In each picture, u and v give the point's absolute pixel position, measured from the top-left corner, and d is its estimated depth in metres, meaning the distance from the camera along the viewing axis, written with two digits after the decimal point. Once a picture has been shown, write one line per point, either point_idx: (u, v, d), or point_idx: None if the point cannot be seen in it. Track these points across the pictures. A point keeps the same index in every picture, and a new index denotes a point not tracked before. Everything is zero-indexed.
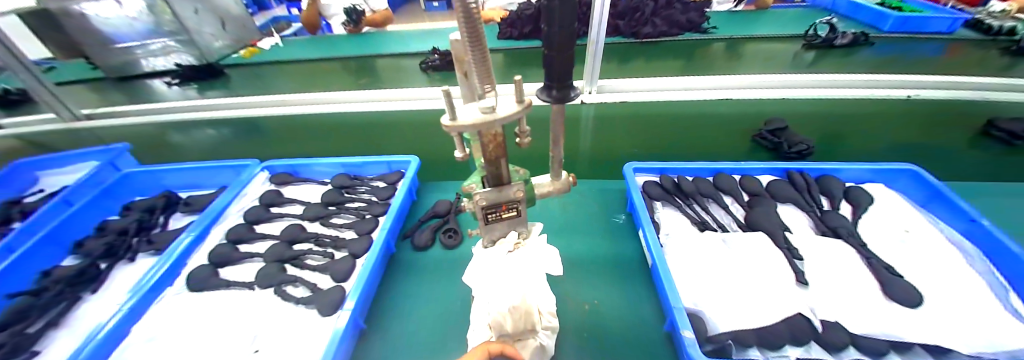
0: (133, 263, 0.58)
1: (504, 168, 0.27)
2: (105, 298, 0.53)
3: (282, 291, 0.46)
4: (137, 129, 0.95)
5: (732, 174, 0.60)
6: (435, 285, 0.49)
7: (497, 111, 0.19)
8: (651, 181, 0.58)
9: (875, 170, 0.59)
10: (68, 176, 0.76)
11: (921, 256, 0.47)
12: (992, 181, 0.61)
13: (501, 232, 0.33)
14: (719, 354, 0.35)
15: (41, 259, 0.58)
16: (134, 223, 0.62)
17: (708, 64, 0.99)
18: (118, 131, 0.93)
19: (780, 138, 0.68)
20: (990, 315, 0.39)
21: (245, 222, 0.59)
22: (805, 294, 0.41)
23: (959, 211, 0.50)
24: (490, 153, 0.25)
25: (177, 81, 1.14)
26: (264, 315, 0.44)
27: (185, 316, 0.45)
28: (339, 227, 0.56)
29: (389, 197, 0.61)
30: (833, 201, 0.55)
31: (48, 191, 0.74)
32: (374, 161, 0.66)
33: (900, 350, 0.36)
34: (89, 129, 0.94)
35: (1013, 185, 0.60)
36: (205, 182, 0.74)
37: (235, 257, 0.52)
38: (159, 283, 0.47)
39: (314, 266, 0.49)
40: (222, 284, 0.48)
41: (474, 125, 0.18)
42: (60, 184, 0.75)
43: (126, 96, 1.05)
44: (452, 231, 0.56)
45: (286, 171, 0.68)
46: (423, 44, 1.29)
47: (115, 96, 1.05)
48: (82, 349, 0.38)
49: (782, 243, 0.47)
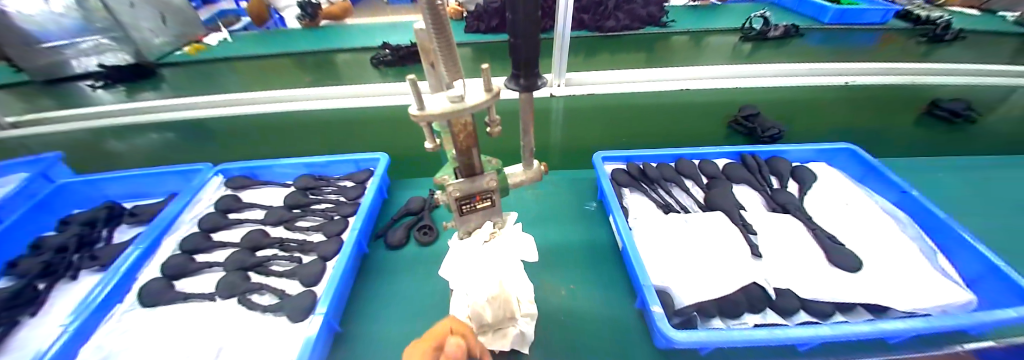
0: (76, 282, 0.53)
1: (475, 157, 0.27)
2: (46, 322, 0.47)
3: (247, 300, 0.44)
4: (69, 136, 0.85)
5: (692, 159, 0.63)
6: (416, 282, 0.48)
7: (464, 99, 0.18)
8: (620, 169, 0.60)
9: (818, 150, 0.64)
10: None
11: (860, 224, 0.52)
12: (907, 160, 0.71)
13: (475, 223, 0.33)
14: (687, 325, 0.38)
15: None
16: (73, 238, 0.56)
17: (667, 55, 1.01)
18: (46, 139, 0.83)
19: (753, 123, 0.72)
20: (921, 273, 0.44)
21: (200, 230, 0.55)
22: (759, 265, 0.45)
23: (890, 183, 0.57)
24: (461, 143, 0.25)
25: (102, 83, 1.03)
26: (229, 326, 0.41)
27: (142, 333, 0.42)
28: (306, 230, 0.54)
29: (358, 197, 0.59)
30: (781, 180, 0.60)
31: None
32: (340, 160, 0.63)
33: (844, 311, 0.41)
34: (13, 139, 0.83)
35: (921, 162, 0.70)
36: (156, 190, 0.69)
37: (191, 268, 0.48)
38: (107, 300, 0.43)
39: (280, 272, 0.47)
40: (179, 297, 0.45)
41: (444, 113, 0.18)
42: None
43: (55, 100, 0.94)
44: (427, 227, 0.56)
45: (243, 174, 0.64)
46: (376, 40, 1.23)
47: (42, 101, 0.94)
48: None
49: (738, 219, 0.51)
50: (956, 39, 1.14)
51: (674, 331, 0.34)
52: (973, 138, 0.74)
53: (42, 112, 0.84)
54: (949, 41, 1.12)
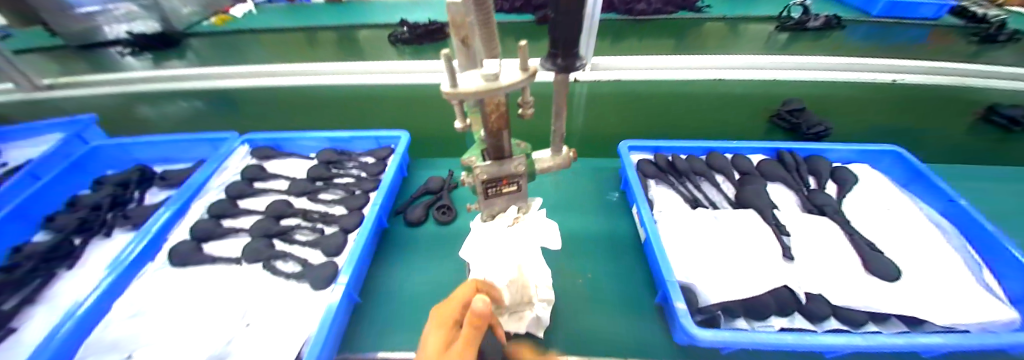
0: (109, 239, 0.55)
1: (506, 140, 0.25)
2: (80, 275, 0.50)
3: (272, 266, 0.44)
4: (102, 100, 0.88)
5: (725, 153, 0.60)
6: (432, 260, 0.49)
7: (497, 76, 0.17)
8: (646, 160, 0.58)
9: (859, 151, 0.60)
10: (36, 149, 0.70)
11: (902, 232, 0.49)
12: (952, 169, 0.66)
13: (500, 206, 0.31)
14: (709, 324, 0.37)
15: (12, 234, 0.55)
16: (108, 198, 0.59)
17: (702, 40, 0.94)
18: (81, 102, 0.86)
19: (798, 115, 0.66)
20: (965, 287, 0.41)
21: (226, 197, 0.56)
22: (790, 268, 0.43)
23: (937, 190, 0.53)
24: (492, 125, 0.23)
25: (130, 50, 1.04)
26: (251, 290, 0.42)
27: (170, 291, 0.43)
28: (327, 202, 0.55)
29: (379, 173, 0.59)
30: (819, 180, 0.57)
31: (13, 165, 0.68)
32: (362, 135, 0.63)
33: (877, 321, 0.38)
34: None
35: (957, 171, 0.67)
36: (184, 156, 0.71)
37: (219, 232, 0.50)
38: (140, 258, 0.45)
39: (303, 241, 0.48)
40: (208, 259, 0.46)
41: (477, 92, 0.16)
42: (27, 157, 0.69)
43: (89, 64, 0.96)
44: (445, 207, 0.56)
45: (268, 145, 0.65)
46: (394, 17, 1.21)
47: (76, 64, 0.96)
48: (63, 323, 0.36)
49: (772, 219, 0.48)
50: (1013, 39, 1.04)
51: (697, 328, 0.33)
52: None
53: (78, 75, 0.86)
54: (1002, 43, 1.02)
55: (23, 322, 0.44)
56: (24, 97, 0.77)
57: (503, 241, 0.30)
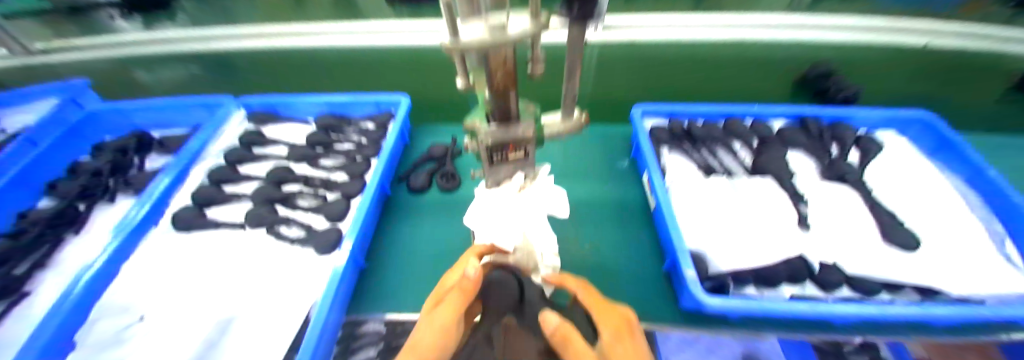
0: (113, 205, 0.55)
1: (513, 100, 0.19)
2: (85, 241, 0.50)
3: (276, 231, 0.44)
4: None
5: (744, 118, 0.57)
6: (437, 226, 0.48)
7: (508, 28, 0.10)
8: (659, 126, 0.55)
9: (887, 117, 0.56)
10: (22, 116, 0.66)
11: (923, 203, 0.47)
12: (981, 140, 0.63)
13: (506, 174, 0.26)
14: (717, 291, 0.35)
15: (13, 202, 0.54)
16: (107, 164, 0.59)
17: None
18: None
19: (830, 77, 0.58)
20: (985, 259, 0.40)
21: (226, 163, 0.55)
22: (806, 236, 0.41)
23: (965, 159, 0.50)
24: (497, 84, 0.17)
25: None
26: (257, 255, 0.42)
27: (176, 256, 0.43)
28: (328, 169, 0.53)
29: (379, 139, 0.57)
30: (842, 147, 0.54)
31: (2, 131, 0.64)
32: (361, 100, 0.60)
33: (892, 290, 0.37)
34: None
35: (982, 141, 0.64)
36: (181, 121, 0.69)
37: (221, 198, 0.49)
38: (145, 221, 0.45)
39: (306, 207, 0.47)
40: (211, 225, 0.46)
41: (482, 46, 0.10)
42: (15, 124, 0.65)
43: None
44: (449, 175, 0.54)
45: (264, 110, 0.62)
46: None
47: None
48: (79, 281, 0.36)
49: (789, 187, 0.46)
50: None
51: (707, 297, 0.32)
52: None
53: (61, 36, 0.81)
54: None
55: (36, 285, 0.45)
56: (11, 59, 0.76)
57: (510, 207, 0.28)
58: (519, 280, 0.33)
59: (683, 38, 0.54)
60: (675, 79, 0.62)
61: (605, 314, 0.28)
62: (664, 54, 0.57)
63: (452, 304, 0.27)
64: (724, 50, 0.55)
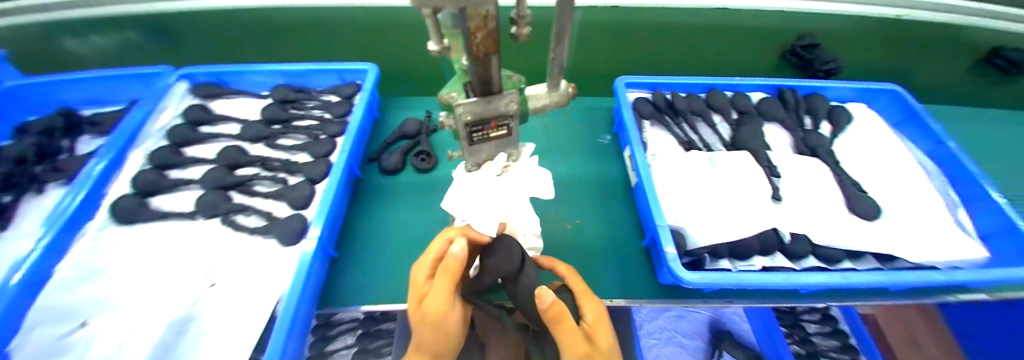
0: (43, 196, 0.49)
1: (498, 70, 0.17)
2: (18, 237, 0.44)
3: (233, 221, 0.40)
4: None
5: (724, 91, 0.56)
6: (413, 210, 0.46)
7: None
8: (642, 98, 0.53)
9: (860, 89, 0.57)
10: None
11: (888, 173, 0.49)
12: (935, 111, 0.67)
13: (487, 154, 0.25)
14: (693, 266, 0.38)
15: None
16: (32, 149, 0.51)
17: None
18: None
19: (815, 47, 0.56)
20: (941, 227, 0.42)
21: (169, 144, 0.49)
22: (777, 208, 0.43)
23: (928, 132, 0.52)
24: (477, 49, 0.14)
25: None
26: (213, 247, 0.39)
27: (122, 248, 0.39)
28: (288, 149, 0.48)
29: (345, 115, 0.52)
30: (816, 120, 0.54)
31: None
32: (321, 69, 0.54)
33: (853, 258, 0.40)
34: None
35: (942, 112, 0.67)
36: (119, 96, 0.60)
37: (165, 185, 0.44)
38: (79, 213, 0.40)
39: (265, 193, 0.43)
40: (157, 216, 0.42)
41: None
42: None
43: None
44: (424, 154, 0.51)
45: (211, 81, 0.55)
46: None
47: None
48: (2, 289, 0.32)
49: (764, 161, 0.47)
50: None
51: (685, 272, 0.33)
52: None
53: None
54: None
55: None
56: None
57: (492, 190, 0.26)
58: (521, 254, 0.30)
59: (671, 4, 0.51)
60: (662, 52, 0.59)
61: (591, 301, 0.28)
62: (653, 24, 0.54)
63: (442, 289, 0.23)
64: (712, 17, 0.53)
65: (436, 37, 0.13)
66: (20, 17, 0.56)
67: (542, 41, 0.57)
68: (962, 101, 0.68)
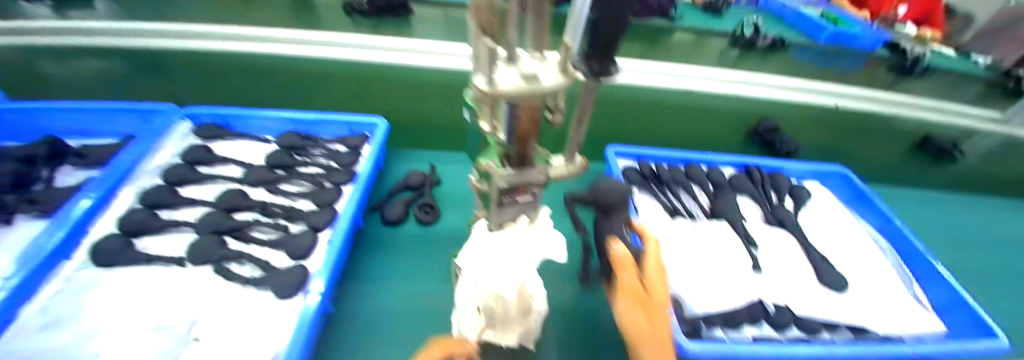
0: (12, 227, 0.46)
1: (532, 145, 0.20)
2: None
3: (225, 269, 0.39)
4: None
5: (700, 164, 0.62)
6: (415, 264, 0.46)
7: (541, 78, 0.11)
8: (631, 167, 0.58)
9: (813, 171, 0.65)
10: None
11: (849, 248, 0.55)
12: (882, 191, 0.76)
13: (510, 216, 0.26)
14: (693, 334, 0.38)
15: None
16: (9, 177, 0.49)
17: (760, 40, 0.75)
18: None
19: (773, 133, 0.66)
20: (898, 301, 0.47)
21: (165, 182, 0.48)
22: (757, 277, 0.46)
23: (878, 212, 0.60)
24: (520, 129, 0.17)
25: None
26: (201, 296, 0.37)
27: (96, 291, 0.36)
28: (291, 195, 0.48)
29: (352, 164, 0.53)
30: (780, 195, 0.61)
31: None
32: (330, 119, 0.56)
33: (831, 329, 0.41)
34: None
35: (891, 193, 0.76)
36: (116, 129, 0.59)
37: (156, 226, 0.43)
38: (59, 253, 0.38)
39: (264, 240, 0.42)
40: (142, 259, 0.40)
41: (517, 93, 0.10)
42: None
43: None
44: (428, 206, 0.53)
45: (215, 122, 0.55)
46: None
47: None
48: None
49: (741, 231, 0.51)
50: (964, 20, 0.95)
51: (687, 342, 0.34)
52: (964, 179, 0.77)
53: None
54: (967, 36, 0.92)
55: None
56: None
57: (515, 246, 0.28)
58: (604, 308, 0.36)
59: (655, 85, 0.58)
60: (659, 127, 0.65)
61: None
62: (655, 107, 0.60)
63: None
64: (692, 100, 0.59)
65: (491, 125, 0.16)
66: (24, 36, 0.53)
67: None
68: (904, 185, 0.78)
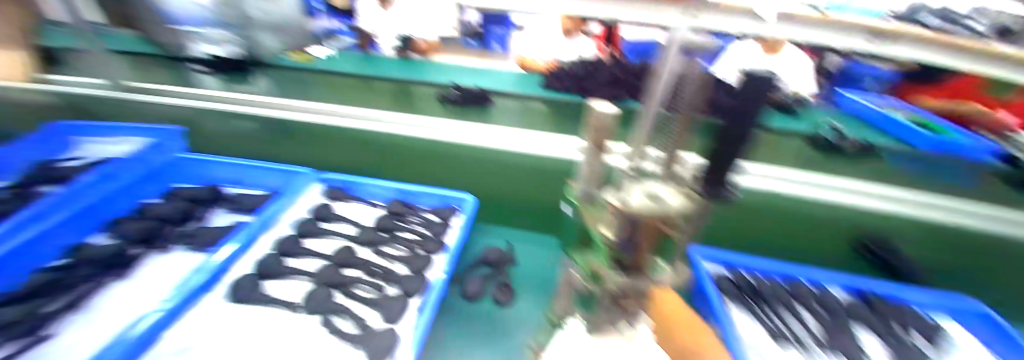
0: (167, 254, 0.55)
1: (647, 258, 0.26)
2: (132, 285, 0.50)
3: (331, 322, 0.43)
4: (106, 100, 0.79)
5: (804, 281, 0.56)
6: (491, 349, 0.45)
7: (663, 199, 0.21)
8: (722, 275, 0.55)
9: (944, 305, 0.54)
10: (111, 148, 0.71)
11: None
12: None
13: (611, 318, 0.31)
14: None
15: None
16: (179, 213, 0.60)
17: (843, 146, 0.75)
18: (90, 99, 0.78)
19: (892, 250, 0.58)
20: None
21: (294, 234, 0.56)
22: None
23: None
24: (641, 243, 0.24)
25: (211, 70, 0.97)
26: (306, 348, 0.40)
27: (225, 327, 0.42)
28: (390, 258, 0.53)
29: (442, 234, 0.58)
30: (912, 333, 0.51)
31: (87, 160, 0.69)
32: (430, 192, 0.64)
33: None
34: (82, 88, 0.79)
35: None
36: (257, 182, 0.70)
37: (282, 271, 0.49)
38: (202, 286, 0.44)
39: (364, 298, 0.46)
40: (265, 300, 0.45)
41: (647, 209, 0.20)
42: (101, 154, 0.70)
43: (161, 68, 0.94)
44: (504, 285, 0.53)
45: (340, 186, 0.66)
46: (443, 76, 1.07)
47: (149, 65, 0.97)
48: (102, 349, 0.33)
49: None
50: None
51: None
52: None
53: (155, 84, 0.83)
54: None
55: (60, 331, 0.43)
56: (109, 95, 0.78)
57: None
58: None
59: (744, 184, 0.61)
60: (768, 234, 0.62)
61: None
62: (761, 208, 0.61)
63: None
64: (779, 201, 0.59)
65: (610, 229, 0.24)
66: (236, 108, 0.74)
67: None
68: None
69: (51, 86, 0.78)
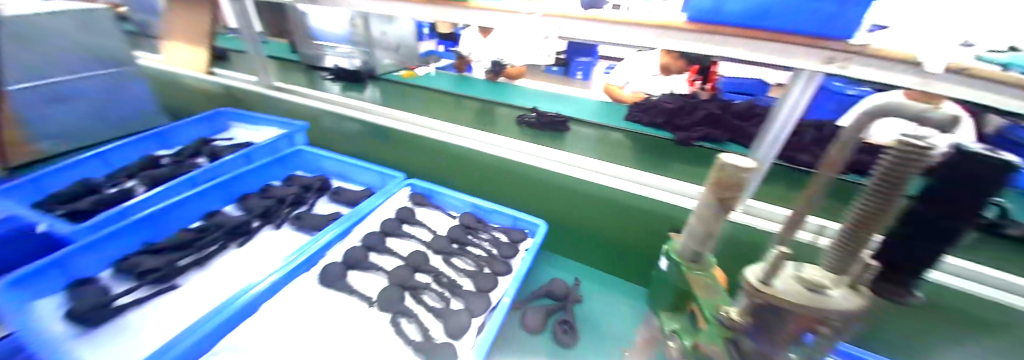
0: (277, 229, 0.64)
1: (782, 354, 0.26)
2: (248, 252, 0.58)
3: (397, 323, 0.44)
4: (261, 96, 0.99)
5: None
6: None
7: (817, 300, 0.23)
8: None
9: None
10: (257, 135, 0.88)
11: None
12: None
13: None
14: None
15: (119, 247, 0.52)
16: (292, 196, 0.69)
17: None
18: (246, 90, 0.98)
19: None
20: None
21: (379, 230, 0.61)
22: None
23: None
24: (779, 336, 0.25)
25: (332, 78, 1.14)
26: (372, 344, 0.42)
27: (312, 306, 0.46)
28: (459, 270, 0.53)
29: (511, 257, 0.56)
30: None
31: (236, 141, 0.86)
32: (502, 210, 0.64)
33: None
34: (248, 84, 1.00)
35: None
36: (356, 178, 0.79)
37: (365, 264, 0.53)
38: (300, 266, 0.50)
39: (430, 306, 0.47)
40: (347, 289, 0.48)
41: (793, 300, 0.23)
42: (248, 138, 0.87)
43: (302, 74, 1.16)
44: (567, 325, 0.48)
45: (423, 192, 0.70)
46: (525, 100, 1.10)
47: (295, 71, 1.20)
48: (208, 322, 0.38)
49: None
50: None
51: None
52: None
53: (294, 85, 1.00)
54: None
55: (180, 283, 0.51)
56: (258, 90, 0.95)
57: None
58: None
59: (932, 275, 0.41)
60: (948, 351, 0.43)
61: None
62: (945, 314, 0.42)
63: None
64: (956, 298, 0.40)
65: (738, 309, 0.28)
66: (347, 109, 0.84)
67: (727, 252, 0.50)
68: None
69: (214, 77, 0.99)
